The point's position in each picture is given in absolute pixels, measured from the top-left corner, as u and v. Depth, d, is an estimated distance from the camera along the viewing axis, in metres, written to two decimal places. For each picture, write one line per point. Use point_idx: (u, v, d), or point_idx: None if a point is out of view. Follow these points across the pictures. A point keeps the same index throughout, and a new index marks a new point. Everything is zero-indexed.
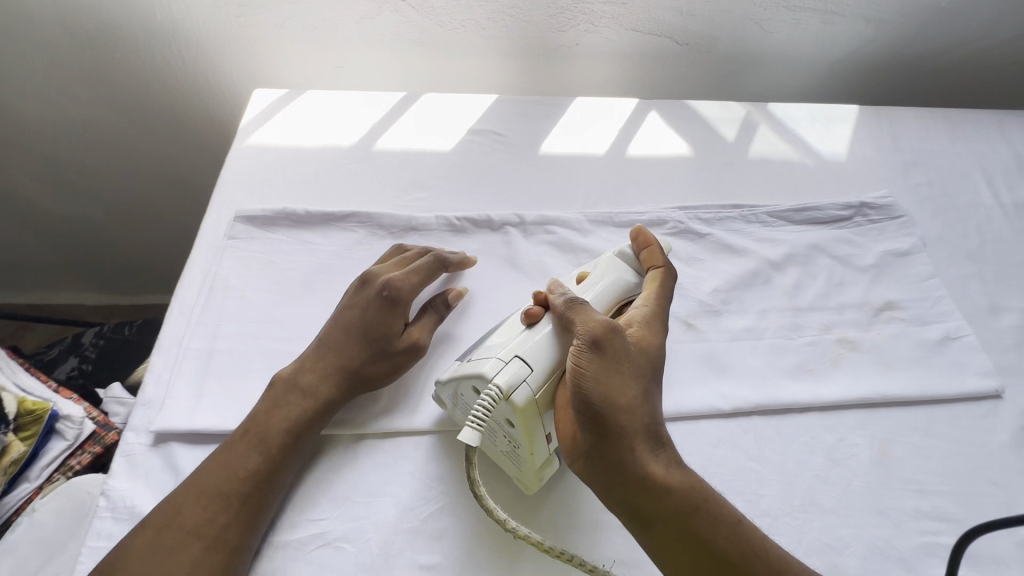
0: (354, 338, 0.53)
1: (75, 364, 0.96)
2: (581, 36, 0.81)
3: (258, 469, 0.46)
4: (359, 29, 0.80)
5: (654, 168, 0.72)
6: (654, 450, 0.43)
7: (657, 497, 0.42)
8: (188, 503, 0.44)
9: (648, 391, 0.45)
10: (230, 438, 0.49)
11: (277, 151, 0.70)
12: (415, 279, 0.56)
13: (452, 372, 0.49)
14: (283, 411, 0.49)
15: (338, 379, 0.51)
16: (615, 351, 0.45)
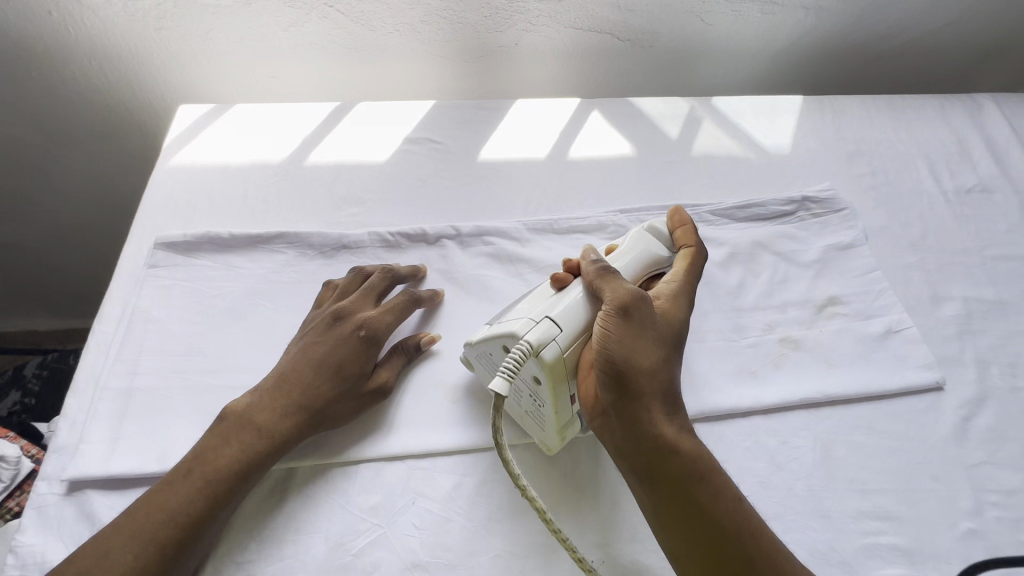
0: (323, 372, 0.50)
1: (17, 398, 0.91)
2: (520, 35, 0.79)
3: (199, 517, 0.43)
4: (287, 38, 0.77)
5: (596, 170, 0.70)
6: (669, 416, 0.43)
7: (665, 463, 0.41)
8: (117, 549, 0.41)
9: (672, 360, 0.45)
10: (171, 476, 0.45)
11: (202, 172, 0.68)
12: (389, 319, 0.54)
13: (487, 330, 0.49)
14: (231, 448, 0.46)
15: (297, 419, 0.48)
16: (647, 315, 0.45)
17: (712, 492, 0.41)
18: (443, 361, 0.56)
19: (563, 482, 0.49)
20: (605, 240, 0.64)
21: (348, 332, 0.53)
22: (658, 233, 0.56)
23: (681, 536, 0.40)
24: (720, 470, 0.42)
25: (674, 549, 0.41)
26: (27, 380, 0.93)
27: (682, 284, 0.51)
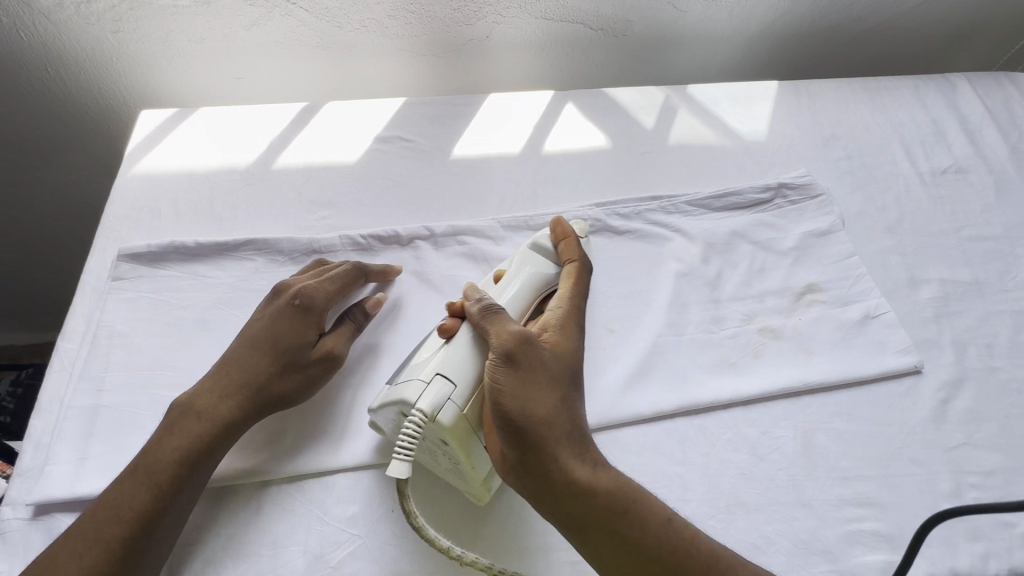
0: (261, 348, 0.50)
1: None
2: (491, 27, 0.77)
3: (143, 510, 0.42)
4: (251, 37, 0.75)
5: (570, 164, 0.69)
6: (579, 456, 0.41)
7: (585, 508, 0.40)
8: (66, 552, 0.41)
9: (570, 396, 0.43)
10: (120, 474, 0.45)
11: (167, 180, 0.66)
12: (330, 288, 0.54)
13: (381, 395, 0.46)
14: (174, 437, 0.45)
15: (239, 398, 0.48)
16: (533, 357, 0.43)
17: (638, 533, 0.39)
18: None
19: (488, 533, 0.46)
20: None
21: (285, 306, 0.52)
22: (541, 253, 0.53)
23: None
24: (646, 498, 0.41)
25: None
26: (1, 397, 0.91)
27: (571, 306, 0.49)
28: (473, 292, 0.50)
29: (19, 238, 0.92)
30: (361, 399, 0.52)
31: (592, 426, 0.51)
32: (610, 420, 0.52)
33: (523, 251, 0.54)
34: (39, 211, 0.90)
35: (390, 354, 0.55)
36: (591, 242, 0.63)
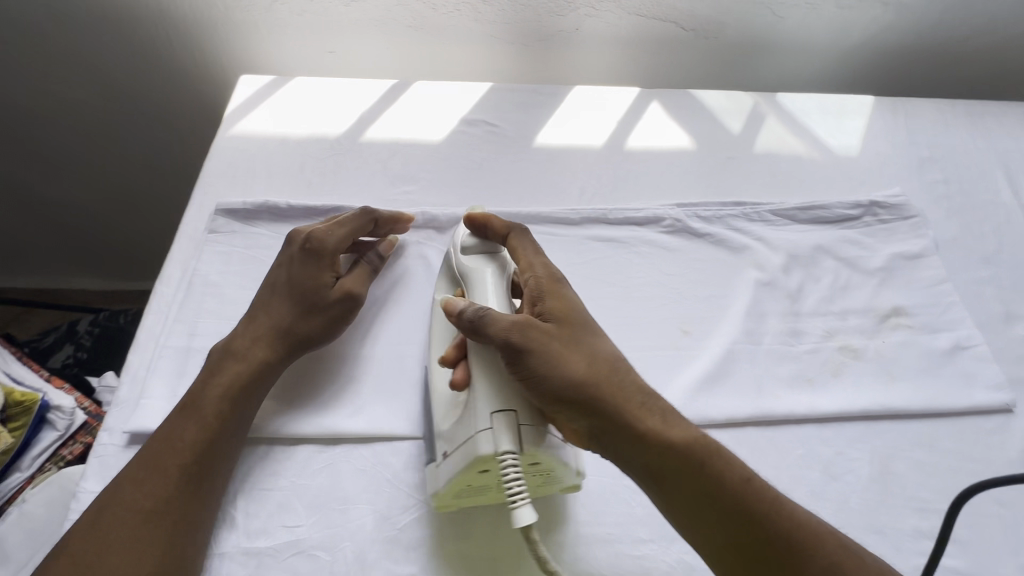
0: (286, 293, 0.52)
1: (70, 352, 0.96)
2: (582, 20, 0.77)
3: (196, 440, 0.45)
4: (349, 13, 0.77)
5: (652, 162, 0.69)
6: (640, 405, 0.41)
7: (667, 455, 0.40)
8: (131, 479, 0.43)
9: (599, 347, 0.44)
10: (171, 416, 0.48)
11: (262, 142, 0.68)
12: (340, 232, 0.56)
13: (443, 469, 0.43)
14: (218, 378, 0.48)
15: (270, 339, 0.50)
16: (550, 331, 0.43)
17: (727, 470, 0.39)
18: None
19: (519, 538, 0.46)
20: (661, 233, 0.63)
21: (300, 254, 0.53)
22: (477, 247, 0.51)
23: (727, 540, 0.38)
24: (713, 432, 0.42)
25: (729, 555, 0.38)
26: (80, 335, 0.98)
27: (545, 270, 0.48)
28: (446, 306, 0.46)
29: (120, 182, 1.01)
30: None
31: None
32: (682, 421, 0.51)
33: (462, 260, 0.51)
34: (138, 161, 0.97)
35: None
36: (670, 242, 0.62)
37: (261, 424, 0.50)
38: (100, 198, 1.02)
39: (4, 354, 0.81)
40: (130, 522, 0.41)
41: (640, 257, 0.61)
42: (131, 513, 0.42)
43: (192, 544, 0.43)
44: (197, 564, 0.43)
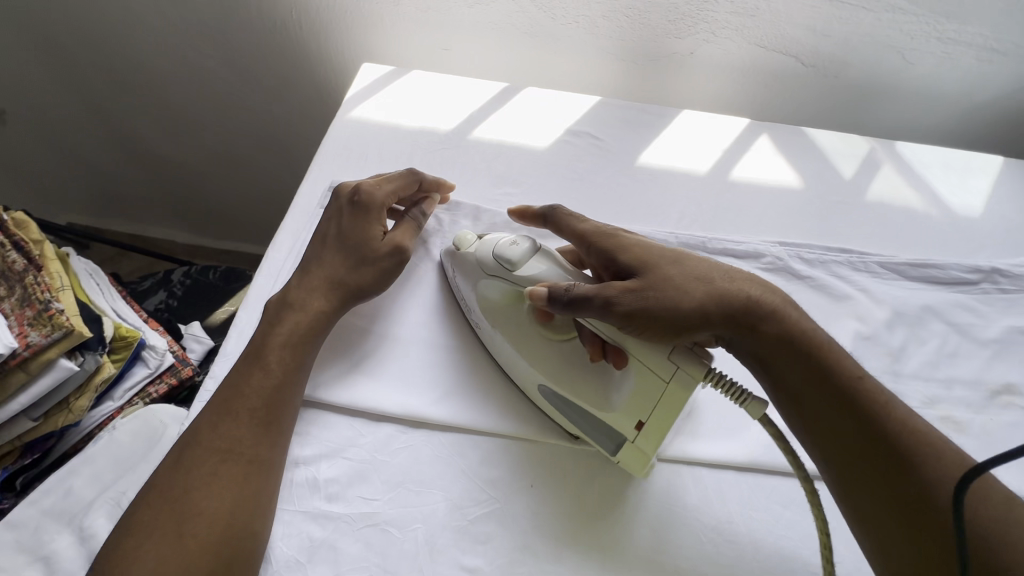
0: (341, 246, 0.57)
1: (163, 298, 1.03)
2: (699, 45, 0.77)
3: (265, 387, 0.50)
4: (472, 14, 0.78)
5: (756, 196, 0.68)
6: (750, 304, 0.47)
7: (784, 347, 0.46)
8: (208, 424, 0.48)
9: (691, 260, 0.50)
10: (235, 365, 0.52)
11: (376, 128, 0.72)
12: (386, 188, 0.60)
13: (642, 438, 0.48)
14: (281, 327, 0.53)
15: (326, 289, 0.55)
16: (647, 272, 0.49)
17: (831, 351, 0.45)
18: None
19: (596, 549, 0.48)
20: (759, 269, 0.62)
21: (350, 211, 0.58)
22: (528, 258, 0.53)
23: (854, 422, 0.43)
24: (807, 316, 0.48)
25: (855, 438, 0.43)
26: (174, 284, 1.05)
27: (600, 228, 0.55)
28: (535, 297, 0.49)
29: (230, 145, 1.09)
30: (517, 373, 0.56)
31: (743, 462, 0.52)
32: (764, 462, 0.52)
33: (522, 275, 0.53)
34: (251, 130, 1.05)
35: None
36: (768, 279, 0.61)
37: (350, 398, 0.53)
38: (212, 159, 1.14)
39: (112, 291, 0.85)
40: (211, 461, 0.46)
41: None
42: (209, 453, 0.46)
43: (267, 482, 0.47)
44: (272, 501, 0.47)
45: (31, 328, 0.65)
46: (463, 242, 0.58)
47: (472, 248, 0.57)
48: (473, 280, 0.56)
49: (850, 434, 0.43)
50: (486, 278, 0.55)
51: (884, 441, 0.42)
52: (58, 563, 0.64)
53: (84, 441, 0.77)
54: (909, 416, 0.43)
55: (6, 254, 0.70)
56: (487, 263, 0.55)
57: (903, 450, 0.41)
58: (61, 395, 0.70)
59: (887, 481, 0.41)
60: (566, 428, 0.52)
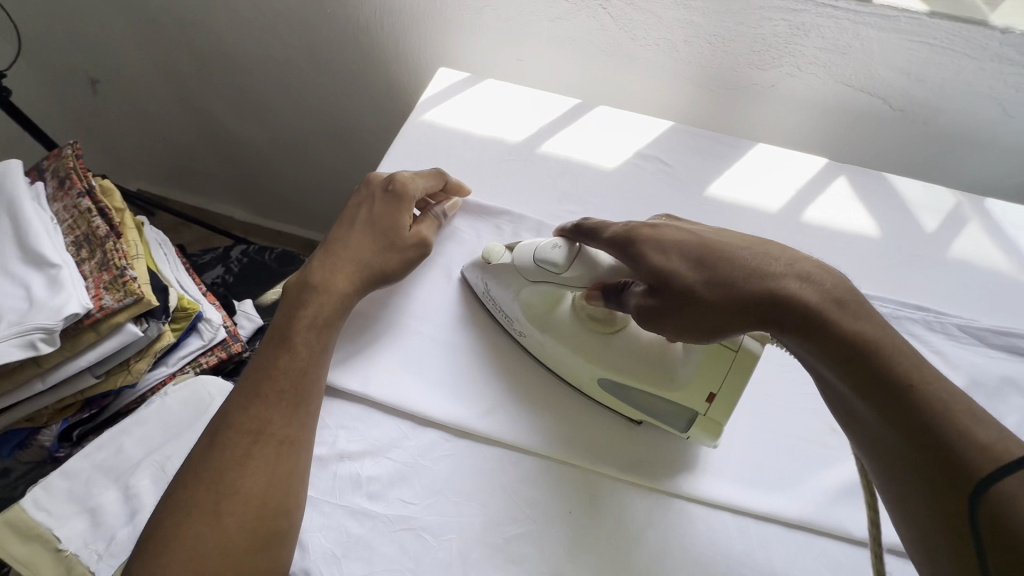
0: (370, 229, 0.59)
1: (220, 273, 1.07)
2: (782, 78, 0.74)
3: (295, 368, 0.51)
4: (551, 28, 0.78)
5: (827, 240, 0.66)
6: (782, 301, 0.44)
7: (821, 345, 0.42)
8: (239, 405, 0.50)
9: (719, 254, 0.47)
10: (260, 350, 0.53)
11: (447, 132, 0.73)
12: (419, 180, 0.62)
13: (715, 409, 0.51)
14: (306, 310, 0.54)
15: (352, 273, 0.57)
16: (660, 264, 0.48)
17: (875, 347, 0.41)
18: None
19: None
20: None
21: (382, 198, 0.60)
22: (572, 257, 0.53)
23: (900, 424, 0.38)
24: (853, 309, 0.43)
25: (899, 440, 0.38)
26: (231, 260, 1.09)
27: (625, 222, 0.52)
28: (593, 297, 0.53)
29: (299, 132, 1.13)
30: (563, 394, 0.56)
31: (792, 519, 0.50)
32: (814, 522, 0.50)
33: (568, 275, 0.53)
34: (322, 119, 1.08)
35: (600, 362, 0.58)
36: None
37: (398, 401, 0.54)
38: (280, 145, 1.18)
39: (177, 262, 0.89)
40: (244, 441, 0.48)
41: None
42: (240, 435, 0.48)
43: (297, 460, 0.48)
44: (303, 480, 0.48)
45: (105, 292, 0.68)
46: (493, 255, 0.59)
47: (504, 259, 0.58)
48: (513, 290, 0.58)
49: (895, 433, 0.39)
50: (528, 285, 0.57)
51: (919, 437, 0.38)
52: (105, 516, 0.68)
53: (137, 403, 0.81)
54: (969, 422, 0.37)
55: (91, 220, 0.73)
56: (529, 270, 0.56)
57: (956, 454, 0.36)
58: (123, 357, 0.73)
59: (936, 488, 0.36)
60: (627, 414, 0.55)
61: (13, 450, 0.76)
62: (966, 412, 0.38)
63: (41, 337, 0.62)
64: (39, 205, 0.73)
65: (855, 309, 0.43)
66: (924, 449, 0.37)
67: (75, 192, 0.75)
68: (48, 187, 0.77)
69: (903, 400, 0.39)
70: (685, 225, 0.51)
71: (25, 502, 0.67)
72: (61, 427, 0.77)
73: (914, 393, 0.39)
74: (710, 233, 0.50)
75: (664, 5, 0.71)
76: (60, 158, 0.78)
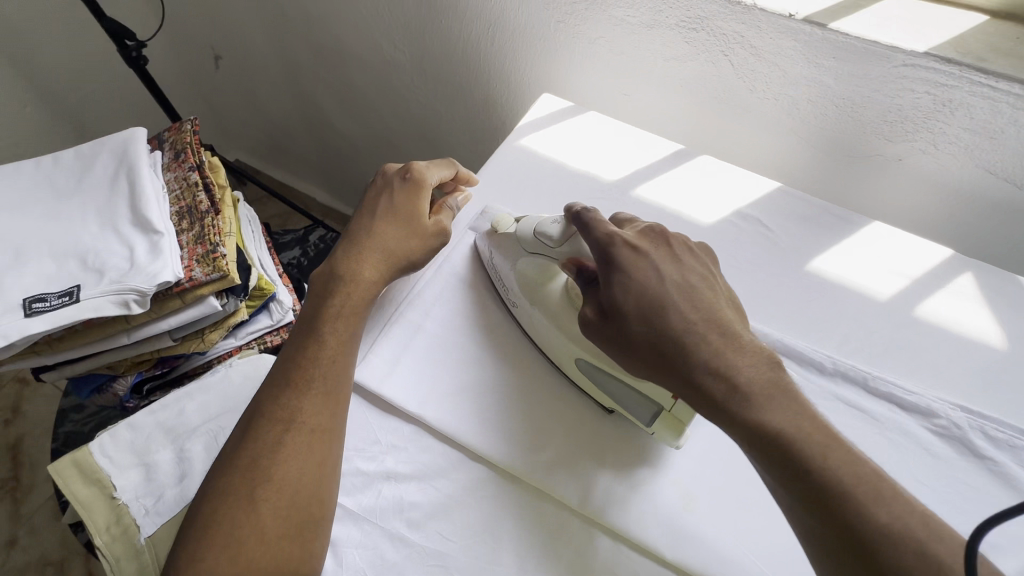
0: (391, 217, 0.59)
1: (296, 254, 1.11)
2: (911, 153, 0.68)
3: (329, 361, 0.52)
4: (664, 68, 0.75)
5: (938, 341, 0.59)
6: (693, 378, 0.46)
7: (726, 423, 0.44)
8: (274, 393, 0.50)
9: (660, 318, 0.48)
10: (292, 341, 0.54)
11: (540, 160, 0.73)
12: (430, 170, 0.64)
13: (681, 406, 0.50)
14: (336, 302, 0.54)
15: (382, 264, 0.57)
16: (615, 304, 0.49)
17: (782, 434, 0.42)
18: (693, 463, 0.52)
19: None
20: (926, 430, 0.53)
21: (400, 186, 0.61)
22: (568, 237, 0.56)
23: (803, 497, 0.40)
24: (771, 400, 0.43)
25: (798, 512, 0.40)
26: (309, 244, 1.13)
27: (606, 240, 0.51)
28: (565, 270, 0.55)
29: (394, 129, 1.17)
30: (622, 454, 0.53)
31: None
32: None
33: (560, 251, 0.56)
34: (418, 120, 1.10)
35: None
36: (934, 445, 0.52)
37: (456, 433, 0.53)
38: (375, 138, 1.23)
39: (261, 241, 0.93)
40: (276, 429, 0.48)
41: (892, 445, 0.53)
42: (272, 423, 0.48)
43: (330, 451, 0.48)
44: (336, 475, 0.48)
45: (196, 264, 0.71)
46: (500, 224, 0.62)
47: (511, 229, 0.61)
48: (511, 259, 0.60)
49: (797, 504, 0.40)
50: (525, 255, 0.58)
51: (844, 530, 0.38)
52: (157, 474, 0.71)
53: (203, 369, 0.85)
54: (870, 504, 0.38)
55: (196, 193, 0.77)
56: (527, 241, 0.58)
57: (853, 533, 0.37)
58: (199, 326, 0.78)
59: (832, 561, 0.38)
60: (598, 398, 0.55)
61: (91, 392, 0.82)
62: (869, 493, 0.38)
63: (134, 299, 0.67)
64: (155, 173, 0.78)
65: (776, 401, 0.43)
66: (828, 523, 0.38)
67: (187, 165, 0.80)
68: (165, 156, 0.82)
69: (804, 481, 0.40)
70: (660, 270, 0.50)
71: (93, 447, 0.71)
72: (135, 380, 0.82)
73: (821, 473, 0.40)
74: (681, 289, 0.49)
75: (793, 61, 0.66)
76: (179, 132, 0.84)
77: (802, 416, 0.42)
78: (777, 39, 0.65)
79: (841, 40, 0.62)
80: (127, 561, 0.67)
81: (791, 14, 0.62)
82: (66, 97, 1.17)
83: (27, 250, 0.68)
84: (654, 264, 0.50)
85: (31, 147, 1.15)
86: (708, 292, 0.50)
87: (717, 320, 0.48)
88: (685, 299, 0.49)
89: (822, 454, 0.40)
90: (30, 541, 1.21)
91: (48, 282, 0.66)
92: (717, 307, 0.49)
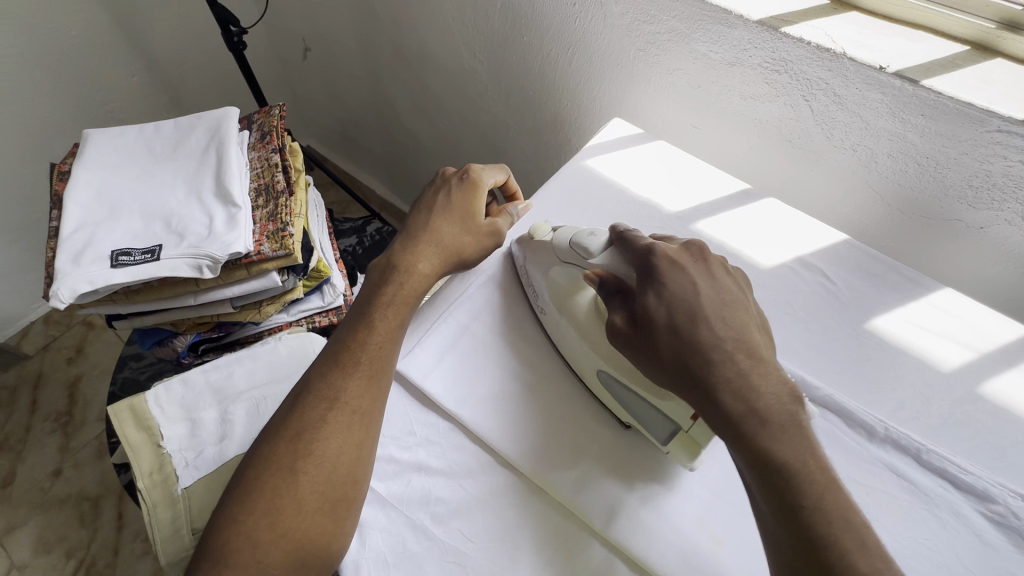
0: (448, 215, 0.62)
1: (353, 243, 1.16)
2: (994, 223, 0.64)
3: (377, 345, 0.54)
4: (740, 105, 0.75)
5: (1003, 422, 0.56)
6: (710, 393, 0.44)
7: (734, 445, 0.43)
8: (321, 372, 0.52)
9: (689, 330, 0.47)
10: (344, 323, 0.56)
11: (604, 183, 0.74)
12: (485, 173, 0.66)
13: (698, 429, 0.49)
14: (390, 289, 0.57)
15: (439, 259, 0.59)
16: (647, 306, 0.49)
17: (785, 465, 0.40)
18: (726, 506, 0.51)
19: None
20: (980, 514, 0.50)
21: (457, 186, 0.64)
22: (605, 249, 0.56)
23: (789, 530, 0.39)
24: (786, 433, 0.42)
25: (785, 538, 0.39)
26: (366, 234, 1.18)
27: (646, 251, 0.52)
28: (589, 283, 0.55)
29: (463, 133, 1.20)
30: (652, 492, 0.52)
31: None
32: None
33: (593, 261, 0.56)
34: (488, 127, 1.14)
35: (707, 468, 0.53)
36: (987, 532, 0.49)
37: (487, 436, 0.54)
38: (443, 139, 1.27)
39: (324, 225, 0.98)
40: (320, 407, 0.50)
41: (940, 524, 0.50)
42: (316, 399, 0.50)
43: (368, 434, 0.50)
44: (371, 458, 0.50)
45: (266, 240, 0.76)
46: (537, 232, 0.63)
47: (547, 237, 0.62)
48: (545, 268, 0.60)
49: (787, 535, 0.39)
50: (558, 264, 0.59)
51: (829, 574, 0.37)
52: (201, 431, 0.76)
53: (254, 339, 0.90)
54: (855, 550, 0.37)
55: (275, 174, 0.82)
56: (562, 249, 0.59)
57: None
58: (260, 297, 0.83)
59: None
60: (618, 414, 0.55)
61: (152, 345, 0.88)
62: (857, 539, 0.38)
63: (207, 263, 0.72)
64: (241, 150, 0.83)
65: (790, 434, 0.42)
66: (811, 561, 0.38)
67: (270, 147, 0.85)
68: (252, 136, 0.88)
69: (792, 513, 0.39)
70: (697, 285, 0.49)
71: (149, 397, 0.76)
72: (193, 339, 0.88)
73: (810, 513, 0.39)
74: (716, 305, 0.48)
75: (878, 114, 0.65)
76: (268, 115, 0.89)
77: (812, 453, 0.41)
78: (863, 90, 0.64)
79: (934, 99, 0.60)
80: (163, 508, 0.71)
81: (882, 66, 0.61)
82: (168, 71, 1.27)
83: (121, 207, 0.75)
84: (693, 276, 0.50)
85: (132, 113, 1.26)
86: (746, 312, 0.49)
87: (747, 341, 0.46)
88: (719, 317, 0.47)
89: (814, 498, 0.39)
90: (73, 473, 1.30)
91: (134, 239, 0.72)
92: (750, 331, 0.47)
